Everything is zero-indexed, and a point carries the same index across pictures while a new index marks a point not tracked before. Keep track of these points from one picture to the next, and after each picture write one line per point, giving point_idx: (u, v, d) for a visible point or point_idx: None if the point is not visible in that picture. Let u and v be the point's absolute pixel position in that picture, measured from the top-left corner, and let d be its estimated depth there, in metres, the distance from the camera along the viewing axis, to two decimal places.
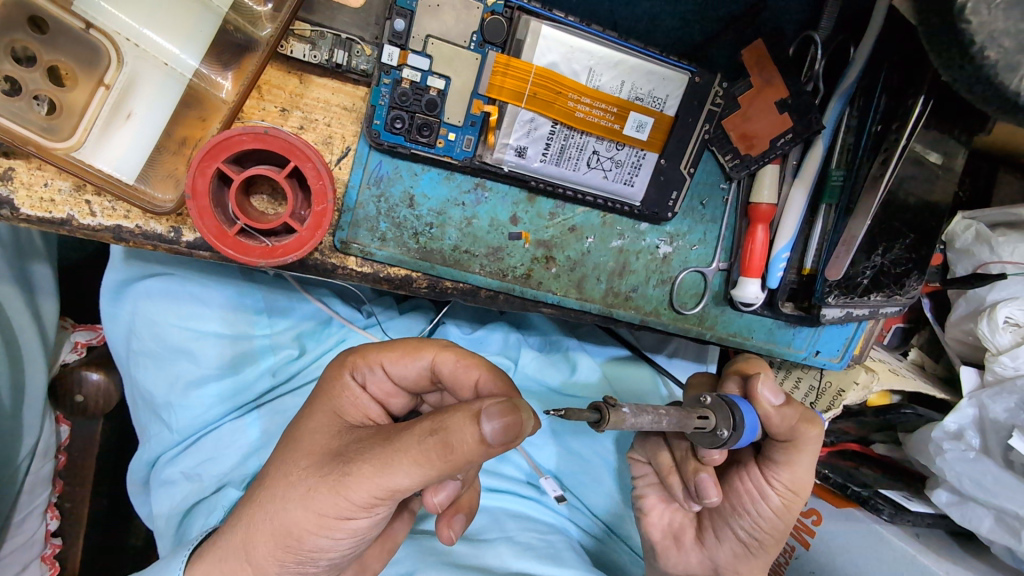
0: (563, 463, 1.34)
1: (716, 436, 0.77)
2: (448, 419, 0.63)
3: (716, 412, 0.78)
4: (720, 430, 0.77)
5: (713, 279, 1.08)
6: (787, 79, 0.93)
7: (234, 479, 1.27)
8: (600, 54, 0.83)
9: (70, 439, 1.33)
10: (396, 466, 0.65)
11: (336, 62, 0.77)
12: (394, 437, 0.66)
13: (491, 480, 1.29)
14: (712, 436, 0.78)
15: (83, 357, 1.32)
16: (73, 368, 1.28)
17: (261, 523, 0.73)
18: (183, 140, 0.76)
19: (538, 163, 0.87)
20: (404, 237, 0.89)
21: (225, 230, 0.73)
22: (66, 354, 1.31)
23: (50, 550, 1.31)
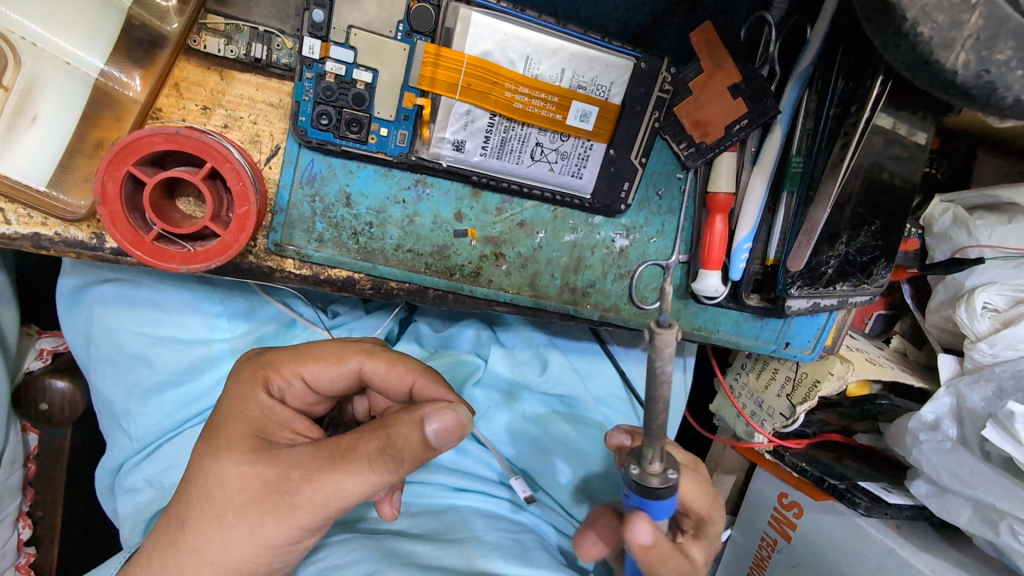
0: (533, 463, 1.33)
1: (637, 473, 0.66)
2: (393, 430, 0.64)
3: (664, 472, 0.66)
4: (639, 472, 0.66)
5: (674, 271, 1.04)
6: (739, 63, 0.89)
7: None
8: (536, 41, 0.79)
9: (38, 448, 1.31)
10: (347, 482, 0.66)
11: (255, 57, 0.74)
12: (338, 455, 0.67)
13: (459, 478, 1.26)
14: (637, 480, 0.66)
15: (49, 364, 1.29)
16: (37, 377, 1.25)
17: (189, 539, 0.70)
18: (97, 142, 0.72)
19: (478, 157, 0.84)
20: (342, 238, 0.86)
21: (141, 235, 0.70)
22: (30, 362, 1.28)
23: (25, 559, 1.32)
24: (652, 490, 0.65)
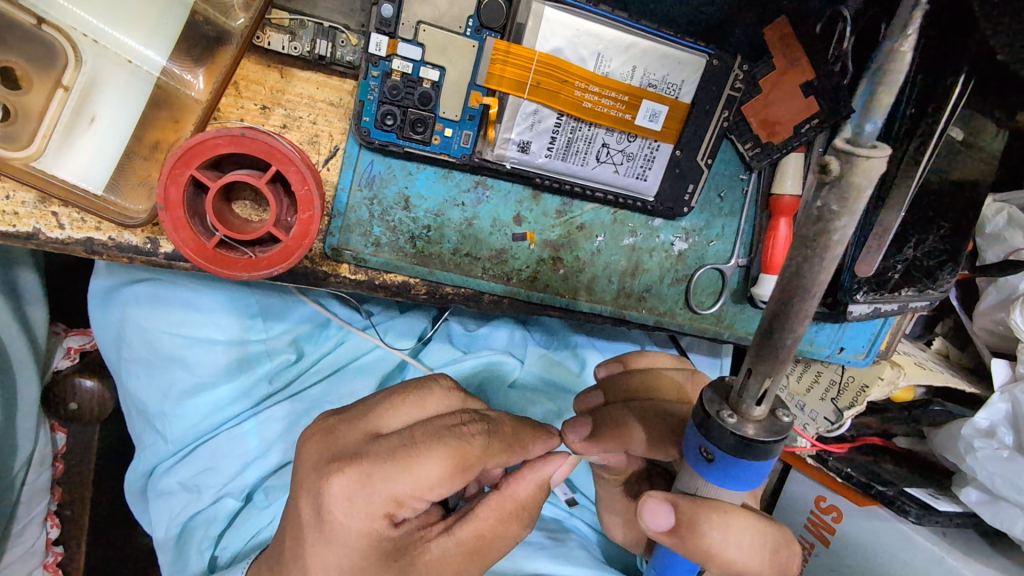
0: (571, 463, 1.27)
1: (740, 407, 0.52)
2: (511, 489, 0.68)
3: (763, 421, 0.52)
4: (736, 419, 0.52)
5: (731, 275, 1.01)
6: (813, 59, 0.85)
7: (235, 490, 1.23)
8: (609, 37, 0.75)
9: (66, 447, 1.29)
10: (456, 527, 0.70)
11: (319, 54, 0.70)
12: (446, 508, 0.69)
13: None
14: (732, 433, 0.52)
15: (77, 363, 1.25)
16: (65, 376, 1.22)
17: None
18: (154, 144, 0.69)
19: (542, 158, 0.81)
20: (399, 242, 0.83)
21: (203, 242, 0.67)
22: (59, 361, 1.24)
23: (52, 558, 1.29)
24: (753, 443, 0.52)
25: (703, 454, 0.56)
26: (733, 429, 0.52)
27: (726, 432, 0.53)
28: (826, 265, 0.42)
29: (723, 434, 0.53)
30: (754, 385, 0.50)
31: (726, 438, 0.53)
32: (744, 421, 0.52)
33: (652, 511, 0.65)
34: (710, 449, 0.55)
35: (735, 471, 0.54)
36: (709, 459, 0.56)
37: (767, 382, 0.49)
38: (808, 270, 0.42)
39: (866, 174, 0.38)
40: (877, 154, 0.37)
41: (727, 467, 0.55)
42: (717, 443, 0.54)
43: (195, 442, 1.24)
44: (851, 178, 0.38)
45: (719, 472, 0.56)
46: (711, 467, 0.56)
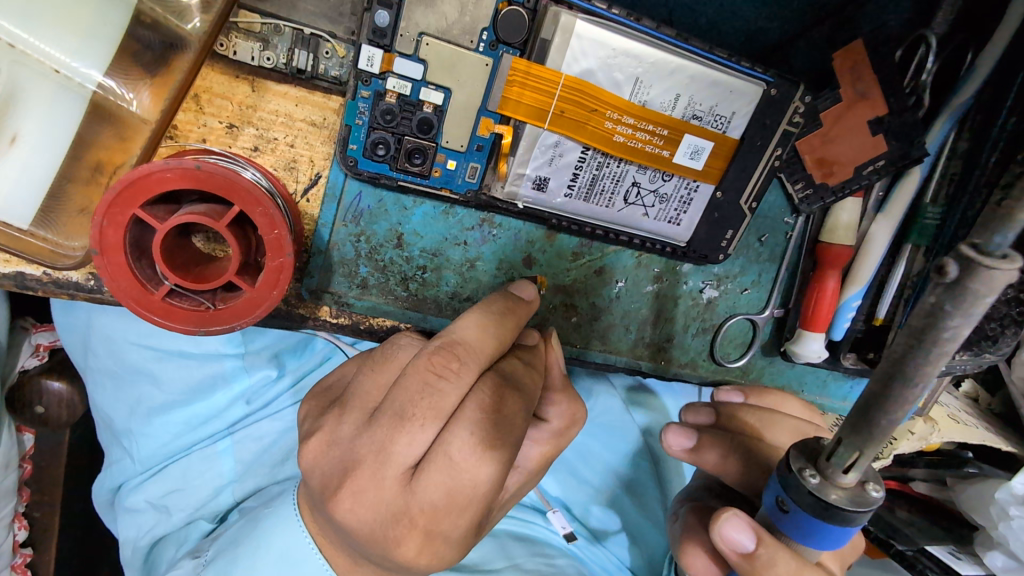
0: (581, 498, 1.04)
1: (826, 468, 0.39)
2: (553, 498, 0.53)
3: (854, 488, 0.39)
4: (820, 481, 0.39)
5: (764, 327, 0.89)
6: (889, 93, 0.71)
7: (209, 513, 1.12)
8: (650, 59, 0.62)
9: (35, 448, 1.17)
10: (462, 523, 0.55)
11: (298, 67, 0.57)
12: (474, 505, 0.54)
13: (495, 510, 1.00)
14: (810, 497, 0.39)
15: (46, 363, 1.12)
16: (33, 378, 1.10)
17: None
18: (97, 166, 0.57)
19: (561, 197, 0.69)
20: (389, 283, 0.71)
21: (149, 292, 0.56)
22: (25, 359, 1.11)
23: (21, 558, 1.18)
24: (836, 512, 0.38)
25: (775, 501, 0.44)
26: (809, 492, 0.39)
27: (801, 492, 0.40)
28: (937, 362, 0.32)
29: (798, 494, 0.40)
30: (847, 451, 0.37)
31: (804, 498, 0.40)
32: (825, 487, 0.39)
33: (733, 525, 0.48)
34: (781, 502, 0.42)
35: (813, 535, 0.41)
36: (779, 509, 0.43)
37: (871, 453, 0.37)
38: (916, 359, 0.32)
39: (986, 285, 0.29)
40: (1007, 266, 0.28)
41: (803, 529, 0.42)
42: (792, 500, 0.41)
43: (167, 460, 1.14)
44: (967, 285, 0.29)
45: (792, 528, 0.43)
46: (783, 519, 0.44)
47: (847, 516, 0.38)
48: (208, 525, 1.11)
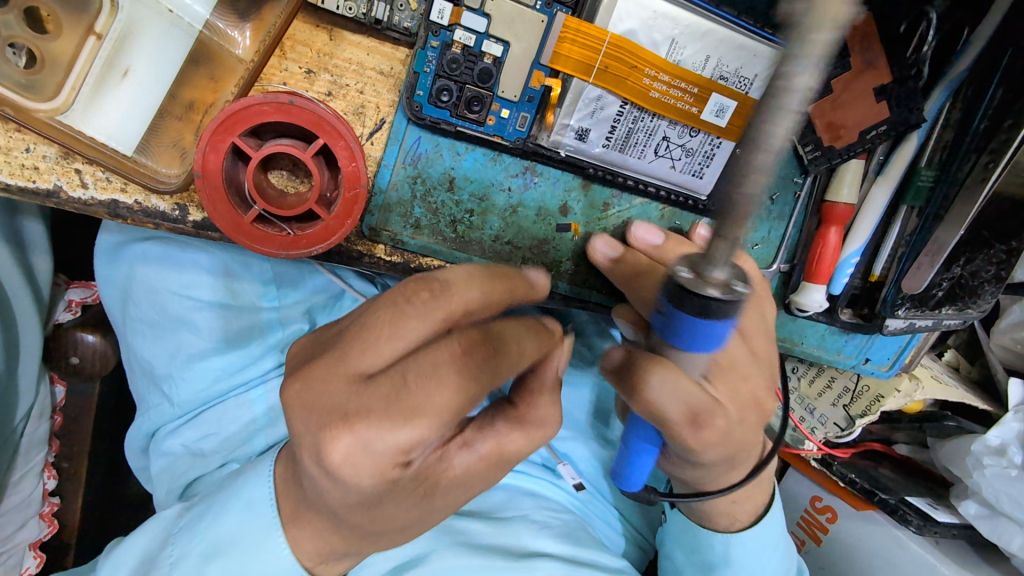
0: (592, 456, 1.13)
1: (699, 264, 0.40)
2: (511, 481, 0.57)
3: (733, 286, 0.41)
4: (716, 291, 0.40)
5: (772, 281, 0.98)
6: (892, 60, 0.80)
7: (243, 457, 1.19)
8: (685, 22, 0.69)
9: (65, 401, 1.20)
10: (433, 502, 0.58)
11: (377, 17, 0.64)
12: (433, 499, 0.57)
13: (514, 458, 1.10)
14: (696, 303, 0.41)
15: (79, 317, 1.18)
16: (67, 330, 1.16)
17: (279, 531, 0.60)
18: (190, 104, 0.64)
19: (599, 148, 0.76)
20: (440, 225, 0.78)
21: (241, 217, 0.62)
22: (60, 312, 1.18)
23: (49, 508, 1.18)
24: (710, 305, 0.41)
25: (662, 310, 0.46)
26: (693, 296, 0.41)
27: (688, 297, 0.41)
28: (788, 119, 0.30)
29: (684, 298, 0.41)
30: (709, 237, 0.38)
31: (673, 298, 0.42)
32: (713, 289, 0.40)
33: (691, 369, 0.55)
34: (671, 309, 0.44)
35: (692, 331, 0.43)
36: (667, 314, 0.45)
37: (731, 240, 0.38)
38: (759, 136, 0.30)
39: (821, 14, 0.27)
40: (833, 1, 0.26)
41: (686, 331, 0.44)
42: (679, 304, 0.42)
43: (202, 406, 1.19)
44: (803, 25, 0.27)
45: (675, 331, 0.46)
46: (668, 324, 0.46)
47: (706, 300, 0.40)
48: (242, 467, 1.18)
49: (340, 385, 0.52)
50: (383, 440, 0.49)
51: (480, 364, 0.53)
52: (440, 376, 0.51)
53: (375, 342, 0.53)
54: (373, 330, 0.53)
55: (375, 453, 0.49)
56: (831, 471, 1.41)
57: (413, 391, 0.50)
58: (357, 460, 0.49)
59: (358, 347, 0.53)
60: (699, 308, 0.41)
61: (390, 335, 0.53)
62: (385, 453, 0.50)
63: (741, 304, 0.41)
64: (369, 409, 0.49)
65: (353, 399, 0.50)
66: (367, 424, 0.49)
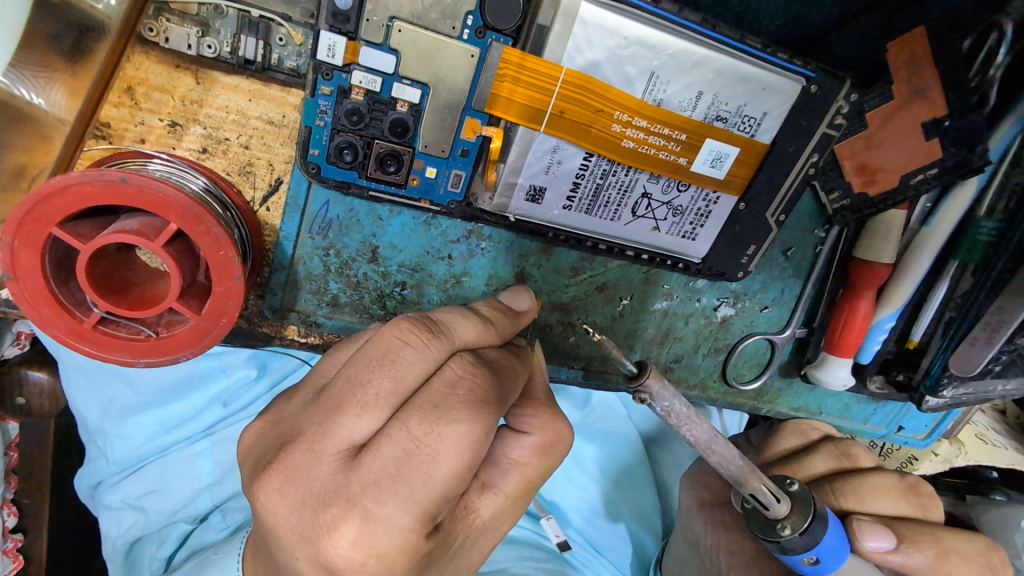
0: (579, 504, 1.10)
1: (772, 514, 0.57)
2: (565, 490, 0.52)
3: (798, 504, 0.57)
4: (790, 526, 0.56)
5: (784, 347, 0.81)
6: (950, 91, 0.59)
7: (193, 516, 1.00)
8: (668, 51, 0.52)
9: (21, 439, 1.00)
10: None
11: (245, 56, 0.49)
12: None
13: None
14: (803, 539, 0.55)
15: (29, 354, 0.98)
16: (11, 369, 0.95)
17: None
18: (14, 170, 0.49)
19: (558, 210, 0.60)
20: (363, 302, 0.63)
21: (78, 321, 0.48)
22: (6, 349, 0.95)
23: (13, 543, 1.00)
24: (814, 525, 0.55)
25: (811, 560, 0.56)
26: (801, 533, 0.55)
27: (794, 542, 0.55)
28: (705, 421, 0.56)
29: (795, 545, 0.55)
30: (765, 491, 0.56)
31: (806, 540, 0.55)
32: (799, 522, 0.56)
33: (870, 534, 0.61)
34: (811, 555, 0.56)
35: (834, 549, 0.56)
36: (811, 565, 0.57)
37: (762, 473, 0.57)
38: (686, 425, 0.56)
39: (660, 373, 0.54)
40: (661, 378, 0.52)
41: (829, 556, 0.56)
42: (794, 553, 0.56)
43: (144, 460, 1.01)
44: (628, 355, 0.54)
45: (828, 562, 0.56)
46: (816, 569, 0.57)
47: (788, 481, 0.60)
48: (188, 527, 1.00)
49: (329, 466, 0.40)
50: (403, 517, 0.39)
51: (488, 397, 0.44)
52: (450, 420, 0.40)
53: (368, 406, 0.41)
54: (369, 387, 0.42)
55: (392, 535, 0.39)
56: None
57: (422, 448, 0.39)
58: (373, 544, 0.39)
59: (345, 410, 0.41)
60: (815, 535, 0.55)
61: (387, 391, 0.42)
62: (407, 536, 0.39)
63: (819, 511, 0.57)
64: (377, 482, 0.39)
65: (357, 477, 0.39)
66: (383, 503, 0.38)
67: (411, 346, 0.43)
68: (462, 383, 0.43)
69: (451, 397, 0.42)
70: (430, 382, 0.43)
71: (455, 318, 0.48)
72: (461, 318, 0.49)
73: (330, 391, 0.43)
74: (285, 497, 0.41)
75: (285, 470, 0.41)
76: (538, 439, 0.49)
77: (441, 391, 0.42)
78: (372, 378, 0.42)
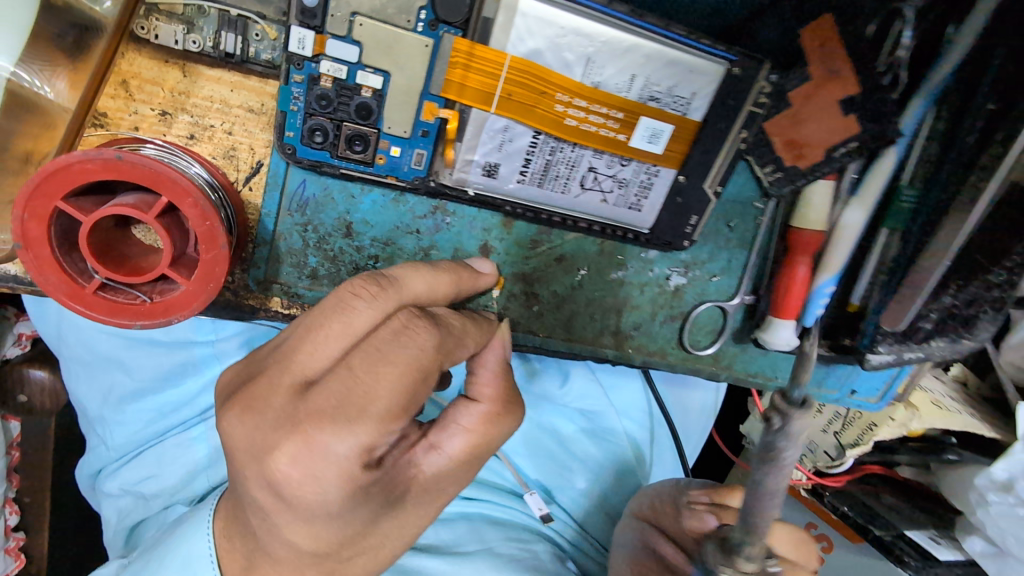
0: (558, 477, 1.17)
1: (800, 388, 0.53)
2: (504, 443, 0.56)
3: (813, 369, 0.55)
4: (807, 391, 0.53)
5: (735, 313, 0.87)
6: (860, 71, 0.67)
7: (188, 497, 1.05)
8: (601, 38, 0.59)
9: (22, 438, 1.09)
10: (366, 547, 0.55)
11: (226, 50, 0.56)
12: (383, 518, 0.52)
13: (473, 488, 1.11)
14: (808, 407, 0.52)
15: (30, 354, 1.04)
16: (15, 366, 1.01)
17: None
18: (25, 156, 0.56)
19: (513, 184, 0.66)
20: (340, 274, 0.69)
21: (79, 286, 0.54)
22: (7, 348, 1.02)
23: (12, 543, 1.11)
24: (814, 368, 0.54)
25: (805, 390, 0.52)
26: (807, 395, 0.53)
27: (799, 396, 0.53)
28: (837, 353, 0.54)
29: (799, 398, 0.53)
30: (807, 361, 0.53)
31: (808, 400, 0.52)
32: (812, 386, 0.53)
33: None
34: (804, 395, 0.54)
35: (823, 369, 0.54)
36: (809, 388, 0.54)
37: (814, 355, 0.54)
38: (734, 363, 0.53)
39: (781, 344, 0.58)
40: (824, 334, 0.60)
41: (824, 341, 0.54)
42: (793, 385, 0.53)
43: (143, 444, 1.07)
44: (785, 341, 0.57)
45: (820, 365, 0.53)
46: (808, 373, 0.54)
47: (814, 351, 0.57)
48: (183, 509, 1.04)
49: (281, 396, 0.47)
50: (339, 446, 0.45)
51: (429, 346, 0.48)
52: (389, 365, 0.46)
53: (318, 345, 0.48)
54: (322, 331, 0.49)
55: (333, 461, 0.45)
56: (824, 504, 1.31)
57: (358, 385, 0.46)
58: (313, 465, 0.45)
59: (299, 350, 0.48)
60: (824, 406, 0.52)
61: (336, 333, 0.48)
62: (344, 461, 0.45)
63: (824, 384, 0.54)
64: (320, 411, 0.45)
65: (303, 407, 0.46)
66: (322, 429, 0.45)
67: (361, 296, 0.49)
68: (406, 331, 0.48)
69: (393, 344, 0.47)
70: (377, 330, 0.49)
71: (407, 272, 0.53)
72: (413, 272, 0.54)
73: (284, 343, 0.50)
74: (244, 426, 0.48)
75: (243, 399, 0.48)
76: (484, 408, 0.54)
77: (385, 337, 0.48)
78: (324, 323, 0.49)
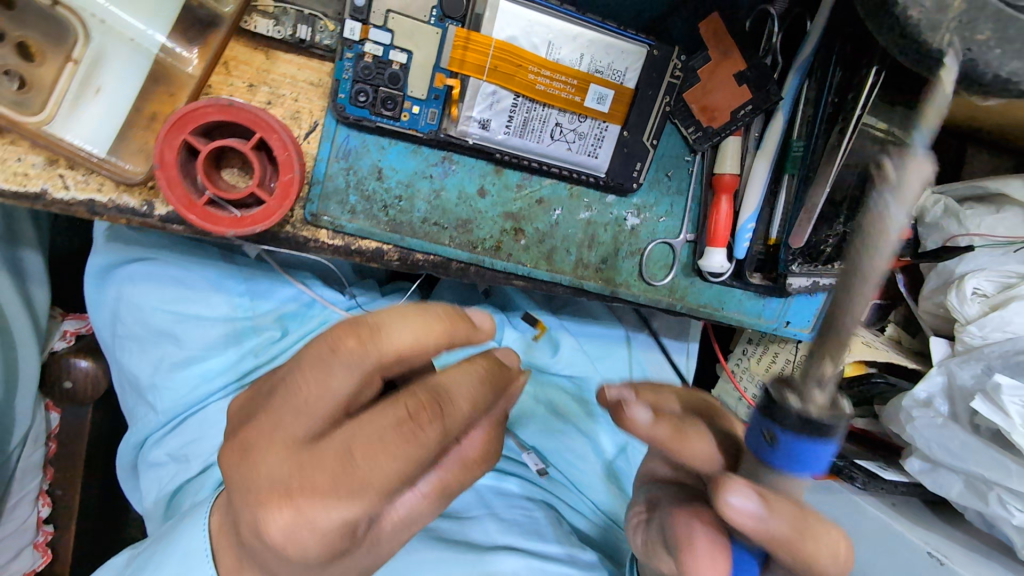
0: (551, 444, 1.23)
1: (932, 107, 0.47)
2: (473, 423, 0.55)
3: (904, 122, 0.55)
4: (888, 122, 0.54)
5: (681, 249, 1.10)
6: (743, 52, 0.96)
7: None
8: (558, 27, 0.85)
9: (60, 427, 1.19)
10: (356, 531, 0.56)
11: (300, 37, 0.81)
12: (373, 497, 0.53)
13: None
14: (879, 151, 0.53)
15: (74, 346, 1.16)
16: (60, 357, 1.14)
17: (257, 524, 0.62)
18: (152, 115, 0.79)
19: (501, 135, 0.90)
20: (373, 210, 0.91)
21: (194, 200, 0.76)
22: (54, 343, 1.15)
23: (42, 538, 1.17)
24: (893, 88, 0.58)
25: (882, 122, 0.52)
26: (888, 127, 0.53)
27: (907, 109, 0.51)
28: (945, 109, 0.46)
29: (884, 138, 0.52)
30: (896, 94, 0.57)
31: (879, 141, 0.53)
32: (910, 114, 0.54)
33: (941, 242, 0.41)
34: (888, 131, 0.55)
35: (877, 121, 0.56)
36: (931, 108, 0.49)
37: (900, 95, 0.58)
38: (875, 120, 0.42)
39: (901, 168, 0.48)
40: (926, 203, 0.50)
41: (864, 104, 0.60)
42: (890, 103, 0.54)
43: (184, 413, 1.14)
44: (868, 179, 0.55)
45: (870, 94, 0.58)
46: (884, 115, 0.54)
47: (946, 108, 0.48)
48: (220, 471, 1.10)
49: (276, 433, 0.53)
50: (325, 525, 0.50)
51: (413, 449, 0.52)
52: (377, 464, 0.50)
53: (304, 426, 0.52)
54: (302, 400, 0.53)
55: (317, 533, 0.51)
56: None
57: (343, 479, 0.50)
58: (301, 537, 0.51)
59: (286, 385, 0.53)
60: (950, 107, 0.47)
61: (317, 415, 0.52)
62: (328, 530, 0.51)
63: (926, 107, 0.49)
64: (308, 499, 0.51)
65: (290, 487, 0.51)
66: (308, 512, 0.50)
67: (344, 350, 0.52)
68: (390, 451, 0.51)
69: (377, 451, 0.51)
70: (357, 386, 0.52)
71: (392, 320, 0.54)
72: (398, 324, 0.54)
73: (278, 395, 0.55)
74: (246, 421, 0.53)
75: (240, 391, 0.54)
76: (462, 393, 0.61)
77: (370, 442, 0.51)
78: (308, 393, 0.53)
